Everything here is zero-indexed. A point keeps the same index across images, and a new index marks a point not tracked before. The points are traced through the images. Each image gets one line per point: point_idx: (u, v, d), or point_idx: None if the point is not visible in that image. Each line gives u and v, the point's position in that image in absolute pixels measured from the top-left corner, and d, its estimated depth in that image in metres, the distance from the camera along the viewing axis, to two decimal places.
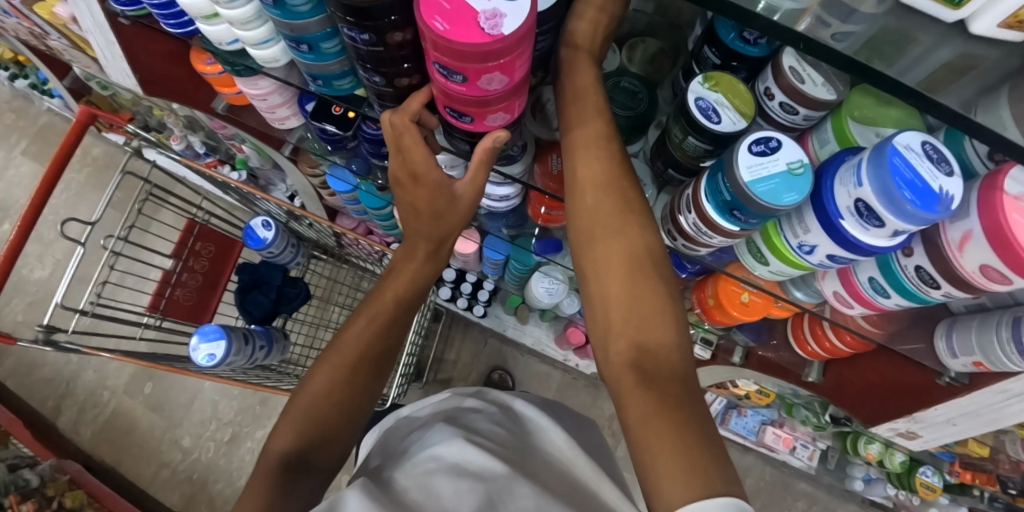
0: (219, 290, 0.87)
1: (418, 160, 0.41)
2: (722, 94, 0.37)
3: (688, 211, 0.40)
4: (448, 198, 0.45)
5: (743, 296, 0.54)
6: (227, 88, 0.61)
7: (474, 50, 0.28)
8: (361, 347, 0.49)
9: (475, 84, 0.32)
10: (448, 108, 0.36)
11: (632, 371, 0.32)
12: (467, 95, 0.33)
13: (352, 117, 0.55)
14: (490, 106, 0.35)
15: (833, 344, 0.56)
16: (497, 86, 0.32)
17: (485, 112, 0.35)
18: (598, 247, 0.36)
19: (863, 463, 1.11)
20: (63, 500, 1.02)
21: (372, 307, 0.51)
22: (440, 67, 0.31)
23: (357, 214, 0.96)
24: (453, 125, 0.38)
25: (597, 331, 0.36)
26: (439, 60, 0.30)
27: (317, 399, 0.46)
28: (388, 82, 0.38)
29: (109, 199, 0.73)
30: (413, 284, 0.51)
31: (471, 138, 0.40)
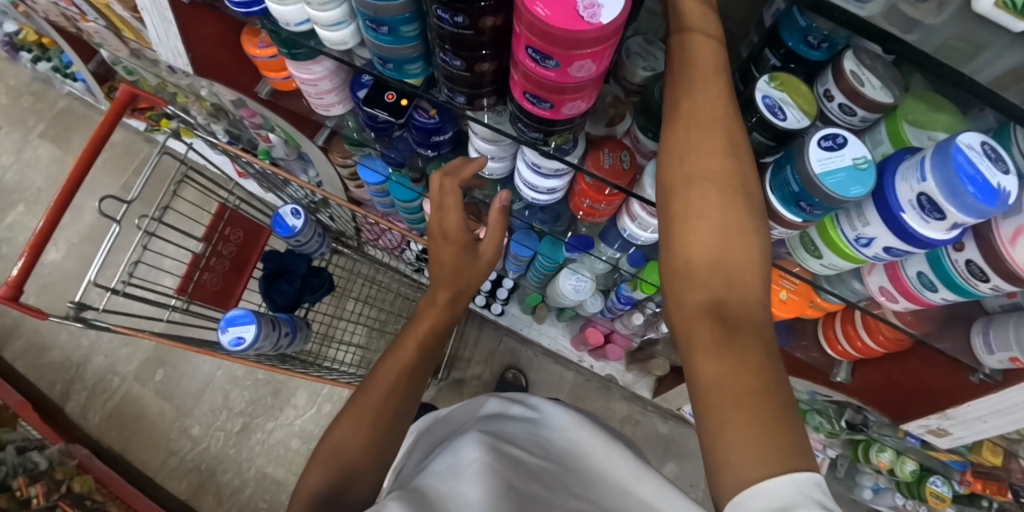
0: (245, 275, 0.89)
1: (452, 221, 0.54)
2: (787, 93, 0.37)
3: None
4: (473, 257, 0.57)
5: (781, 294, 0.55)
6: (275, 73, 0.62)
7: (571, 37, 0.29)
8: (383, 396, 0.50)
9: (563, 70, 0.32)
10: (529, 94, 0.37)
11: (707, 327, 0.29)
12: (553, 81, 0.34)
13: (405, 104, 0.55)
14: (569, 93, 0.36)
15: (864, 343, 0.57)
16: (584, 73, 0.33)
17: (563, 99, 0.36)
18: (698, 187, 0.31)
19: (872, 471, 1.13)
20: (72, 484, 1.01)
21: (393, 355, 0.54)
22: (533, 51, 0.32)
23: (383, 206, 0.96)
24: (529, 110, 0.40)
25: (664, 286, 0.33)
26: (532, 43, 0.31)
27: (349, 443, 0.47)
28: (466, 67, 0.38)
29: (147, 179, 0.74)
30: (433, 330, 0.57)
31: (540, 124, 0.41)
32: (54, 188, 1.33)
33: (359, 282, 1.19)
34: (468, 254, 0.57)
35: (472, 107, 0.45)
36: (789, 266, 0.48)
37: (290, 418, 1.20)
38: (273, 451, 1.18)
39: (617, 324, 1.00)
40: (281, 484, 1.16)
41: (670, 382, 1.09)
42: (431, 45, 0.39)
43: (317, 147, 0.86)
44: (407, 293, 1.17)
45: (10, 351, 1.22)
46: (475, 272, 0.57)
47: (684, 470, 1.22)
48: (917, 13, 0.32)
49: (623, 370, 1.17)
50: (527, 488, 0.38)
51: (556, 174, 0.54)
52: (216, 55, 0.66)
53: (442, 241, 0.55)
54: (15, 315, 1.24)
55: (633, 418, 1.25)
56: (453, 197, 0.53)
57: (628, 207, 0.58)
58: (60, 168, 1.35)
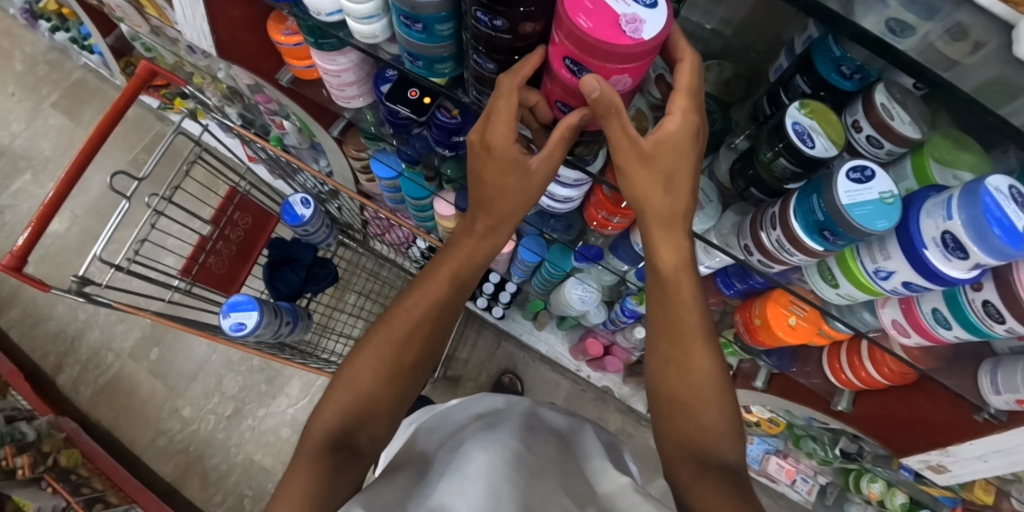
0: (252, 260, 0.88)
1: (500, 132, 0.38)
2: (816, 121, 0.38)
3: (772, 227, 0.40)
4: (522, 173, 0.42)
5: (791, 319, 0.56)
6: (298, 60, 0.62)
7: (613, 52, 0.29)
8: (414, 320, 0.49)
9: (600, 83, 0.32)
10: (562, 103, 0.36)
11: (689, 465, 0.39)
12: None
13: (428, 102, 0.55)
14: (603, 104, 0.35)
15: (869, 374, 0.59)
16: (622, 87, 0.32)
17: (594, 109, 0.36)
18: (674, 317, 0.42)
19: (861, 501, 1.13)
20: (58, 457, 1.00)
21: (425, 284, 0.50)
22: (571, 62, 0.31)
23: (393, 202, 0.97)
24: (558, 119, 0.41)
25: (664, 404, 0.43)
26: (571, 54, 0.30)
27: (364, 377, 0.46)
28: (498, 68, 0.38)
29: (159, 157, 0.72)
30: (469, 260, 0.51)
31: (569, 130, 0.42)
32: (62, 159, 1.33)
33: (362, 274, 1.21)
34: (517, 172, 0.42)
35: None
36: (801, 290, 0.48)
37: (282, 407, 1.19)
38: (262, 439, 1.17)
39: (619, 336, 1.00)
40: (269, 471, 1.16)
41: None
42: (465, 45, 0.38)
43: (332, 137, 0.87)
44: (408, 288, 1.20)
45: (6, 319, 1.22)
46: (522, 194, 0.45)
47: None
48: (953, 54, 0.32)
49: (620, 382, 1.17)
50: (527, 485, 0.37)
51: (575, 184, 0.54)
52: (241, 38, 0.66)
53: (485, 153, 0.41)
54: (14, 281, 1.23)
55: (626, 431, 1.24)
56: (506, 99, 0.36)
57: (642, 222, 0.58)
58: (70, 138, 1.34)
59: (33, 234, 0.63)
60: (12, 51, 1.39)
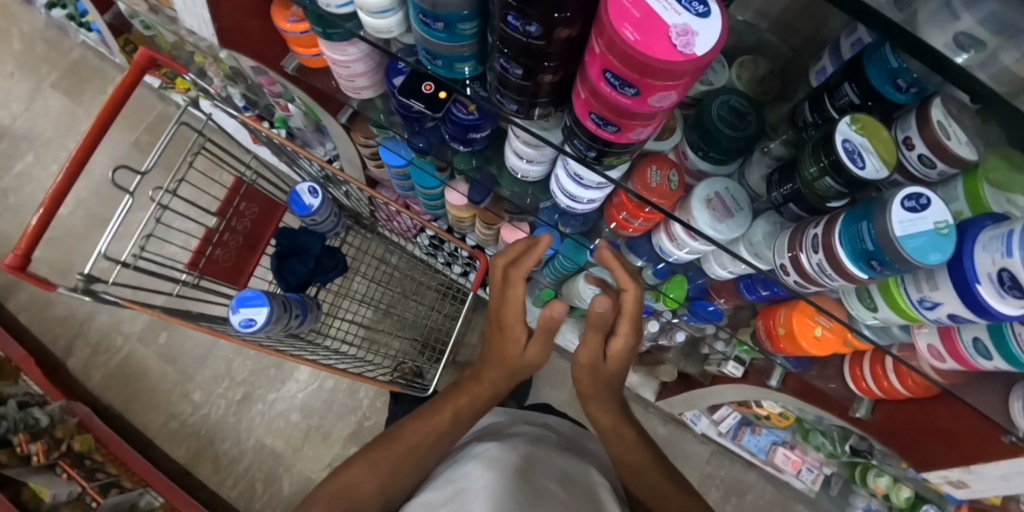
0: (260, 251, 0.85)
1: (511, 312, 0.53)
2: (868, 138, 0.35)
3: (812, 252, 0.38)
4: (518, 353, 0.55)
5: (816, 330, 0.54)
6: (305, 48, 0.59)
7: (665, 66, 0.25)
8: (412, 442, 0.56)
9: (644, 98, 0.29)
10: (596, 115, 0.32)
11: None
12: (630, 111, 0.30)
13: (443, 97, 0.52)
14: (645, 122, 0.32)
15: (891, 385, 0.58)
16: (667, 104, 0.29)
17: (635, 126, 0.32)
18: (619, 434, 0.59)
19: (865, 493, 1.13)
20: (72, 443, 1.01)
21: (428, 415, 0.58)
22: (612, 76, 0.28)
23: (402, 189, 0.95)
24: (590, 130, 0.35)
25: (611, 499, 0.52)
26: (614, 68, 0.27)
27: (360, 484, 0.53)
28: (528, 75, 0.34)
29: (161, 148, 0.70)
30: (472, 402, 0.59)
31: (598, 144, 0.36)
32: (64, 141, 1.30)
33: (368, 259, 1.20)
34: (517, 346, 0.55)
35: (523, 115, 0.41)
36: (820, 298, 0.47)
37: (291, 391, 1.20)
38: (272, 423, 1.18)
39: None
40: (280, 455, 1.17)
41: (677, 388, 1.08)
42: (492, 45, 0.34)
43: (339, 124, 0.83)
44: (416, 274, 1.19)
45: (14, 302, 1.21)
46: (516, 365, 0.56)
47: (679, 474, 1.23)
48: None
49: (629, 371, 1.17)
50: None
51: (597, 186, 0.51)
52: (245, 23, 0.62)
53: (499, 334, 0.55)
54: None
55: (632, 419, 1.24)
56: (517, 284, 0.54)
57: (667, 225, 0.56)
58: (71, 119, 1.31)
59: (34, 231, 0.61)
60: (8, 28, 1.34)
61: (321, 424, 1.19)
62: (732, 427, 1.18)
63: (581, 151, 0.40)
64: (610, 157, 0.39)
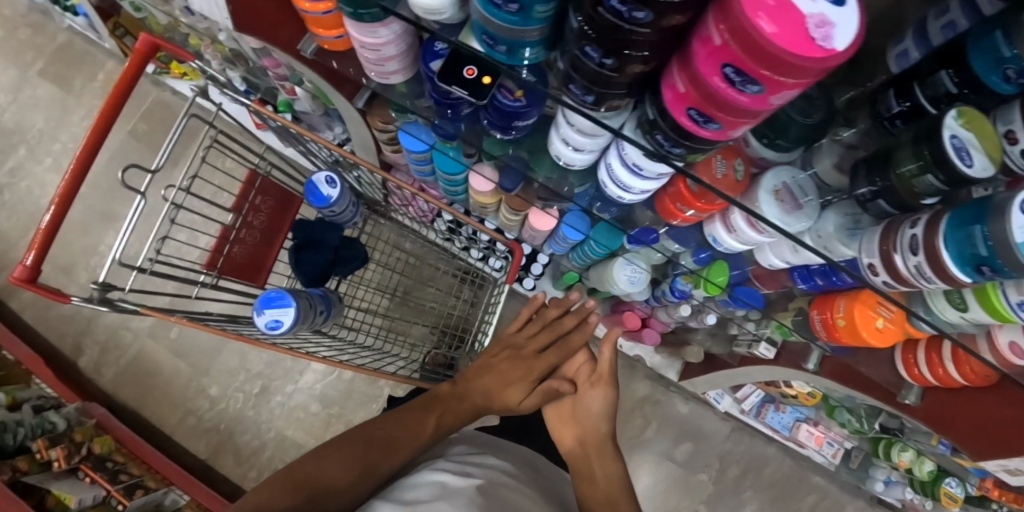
0: (277, 247, 0.81)
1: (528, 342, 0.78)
2: (974, 133, 0.34)
3: (910, 254, 0.37)
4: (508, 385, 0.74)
5: (878, 321, 0.53)
6: (327, 30, 0.54)
7: (804, 66, 0.22)
8: (383, 443, 0.58)
9: (766, 97, 0.26)
10: (695, 111, 0.30)
11: None
12: (744, 107, 0.27)
13: (488, 82, 0.47)
14: (758, 116, 0.29)
15: (947, 372, 0.56)
16: (789, 100, 0.26)
17: (743, 121, 0.29)
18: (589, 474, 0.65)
19: (886, 466, 1.13)
20: (92, 445, 0.99)
21: (400, 424, 0.62)
22: (732, 71, 0.25)
23: (421, 174, 0.91)
24: (686, 130, 0.32)
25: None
26: (737, 63, 0.25)
27: (322, 471, 0.52)
28: (618, 66, 0.30)
29: (170, 144, 0.65)
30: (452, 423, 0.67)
31: (689, 141, 0.34)
32: (56, 132, 1.24)
33: (382, 246, 1.15)
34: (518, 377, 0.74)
35: (601, 107, 0.37)
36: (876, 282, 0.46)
37: (310, 382, 1.19)
38: (292, 414, 1.17)
39: (658, 310, 0.96)
40: (301, 446, 1.16)
41: (702, 369, 1.07)
42: (573, 31, 0.30)
43: (355, 108, 0.78)
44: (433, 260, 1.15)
45: (18, 303, 1.17)
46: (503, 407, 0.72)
47: (700, 450, 1.23)
48: None
49: (653, 353, 1.15)
50: None
51: (657, 177, 0.47)
52: None
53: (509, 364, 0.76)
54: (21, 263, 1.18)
55: (654, 398, 1.23)
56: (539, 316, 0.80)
57: (725, 214, 0.52)
58: (62, 109, 1.24)
59: (45, 238, 0.58)
60: None
61: (342, 414, 1.18)
62: (754, 404, 1.16)
63: (662, 143, 0.37)
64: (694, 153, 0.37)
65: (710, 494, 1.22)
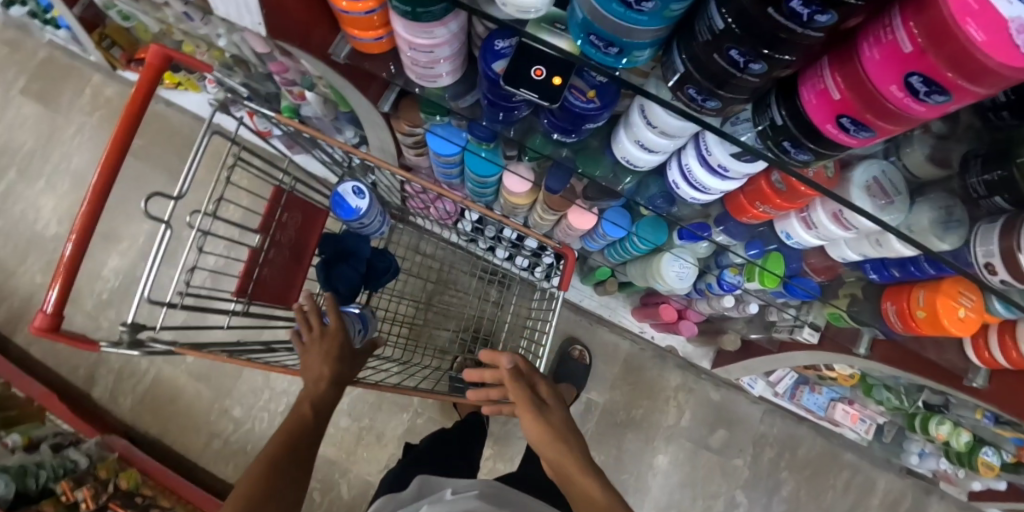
0: (306, 264, 0.76)
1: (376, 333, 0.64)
2: None
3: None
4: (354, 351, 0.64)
5: (960, 311, 0.51)
6: (368, 32, 0.50)
7: (1013, 80, 0.20)
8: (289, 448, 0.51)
9: (950, 105, 0.23)
10: (848, 119, 0.28)
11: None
12: (914, 116, 0.25)
13: (559, 84, 0.43)
14: (918, 123, 0.26)
15: (1021, 355, 0.55)
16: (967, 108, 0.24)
17: (900, 128, 0.27)
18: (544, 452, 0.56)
19: (920, 439, 1.14)
20: (119, 481, 0.95)
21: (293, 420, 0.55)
22: (918, 80, 0.23)
23: (445, 177, 0.86)
24: (824, 139, 0.30)
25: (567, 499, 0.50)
26: (928, 73, 0.22)
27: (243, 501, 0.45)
28: (763, 71, 0.28)
29: (192, 168, 0.60)
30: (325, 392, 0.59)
31: (825, 149, 0.31)
32: (46, 153, 1.16)
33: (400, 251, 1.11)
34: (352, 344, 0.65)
35: (718, 113, 0.34)
36: (985, 277, 0.43)
37: (336, 396, 1.15)
38: None
39: (696, 302, 0.93)
40: (333, 462, 1.13)
41: (737, 356, 1.05)
42: (709, 34, 0.27)
43: (379, 112, 0.73)
44: (454, 261, 1.10)
45: (21, 336, 1.11)
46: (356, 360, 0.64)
47: (734, 436, 1.22)
48: None
49: (685, 342, 1.13)
50: None
51: (743, 176, 0.44)
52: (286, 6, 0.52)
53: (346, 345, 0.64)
54: (22, 294, 1.12)
55: (686, 387, 1.22)
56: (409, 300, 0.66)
57: (805, 211, 0.50)
58: (50, 128, 1.17)
59: (69, 278, 0.53)
60: None
61: (372, 426, 1.15)
62: (788, 386, 1.15)
63: (780, 152, 0.34)
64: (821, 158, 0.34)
65: (747, 478, 1.22)
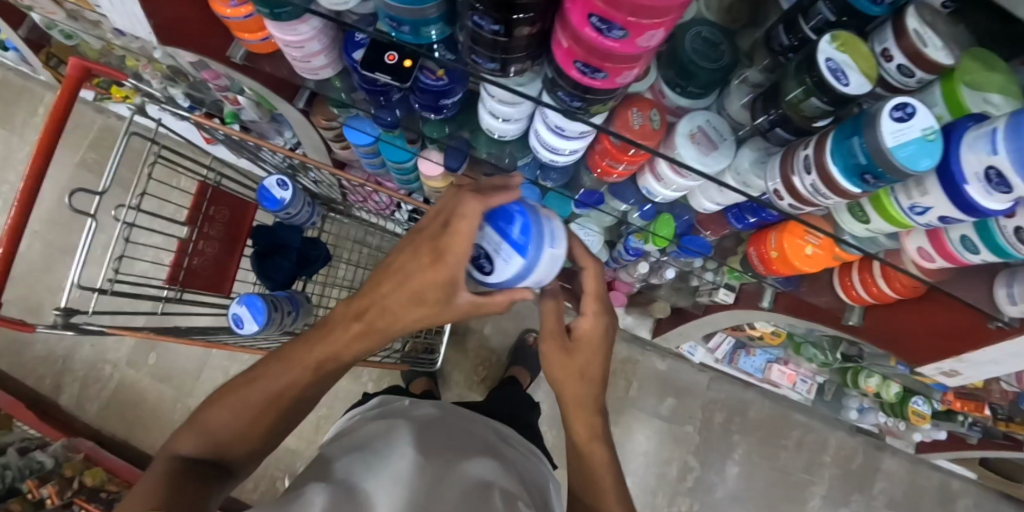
0: (237, 254, 0.81)
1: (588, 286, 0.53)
2: (848, 54, 0.35)
3: (806, 172, 0.39)
4: None
5: (807, 248, 0.55)
6: (250, 34, 0.55)
7: (646, 9, 0.24)
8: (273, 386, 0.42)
9: (633, 40, 0.27)
10: (580, 63, 0.31)
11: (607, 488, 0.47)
12: (617, 53, 0.29)
13: (409, 66, 0.48)
14: (632, 61, 0.30)
15: (881, 289, 0.60)
16: (654, 41, 0.27)
17: (622, 68, 0.31)
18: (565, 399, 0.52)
19: (858, 394, 1.19)
20: (83, 478, 0.99)
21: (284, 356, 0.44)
22: (597, 20, 0.26)
23: (373, 167, 0.92)
24: (575, 81, 0.34)
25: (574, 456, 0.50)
26: (600, 11, 0.25)
27: (221, 424, 0.41)
28: (506, 32, 0.32)
29: (115, 165, 0.66)
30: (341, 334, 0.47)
31: (582, 92, 0.35)
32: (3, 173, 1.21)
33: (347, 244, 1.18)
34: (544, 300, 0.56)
35: (502, 73, 0.39)
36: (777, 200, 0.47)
37: None
38: None
39: (620, 272, 0.98)
40: (295, 452, 1.17)
41: (672, 323, 1.11)
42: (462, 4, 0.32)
43: (297, 109, 0.78)
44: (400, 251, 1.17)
45: None
46: None
47: (684, 403, 1.27)
48: None
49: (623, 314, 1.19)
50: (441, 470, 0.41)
51: (581, 137, 0.49)
52: (181, 18, 0.58)
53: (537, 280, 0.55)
54: None
55: (633, 359, 1.27)
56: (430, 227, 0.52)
57: (652, 165, 0.55)
58: (7, 149, 1.22)
59: None
60: None
61: (331, 414, 1.20)
62: (727, 351, 1.21)
63: (565, 99, 0.38)
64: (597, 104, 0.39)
65: (698, 443, 1.28)
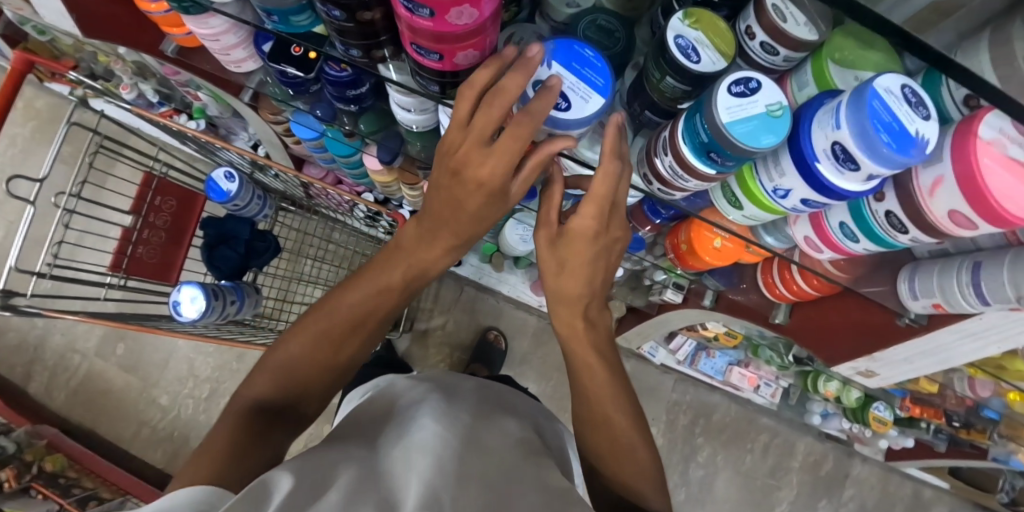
0: (185, 244, 0.82)
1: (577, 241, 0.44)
2: (702, 31, 0.35)
3: (664, 152, 0.40)
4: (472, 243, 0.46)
5: (715, 242, 0.56)
6: (175, 28, 0.56)
7: None
8: (350, 312, 0.43)
9: (443, 19, 0.28)
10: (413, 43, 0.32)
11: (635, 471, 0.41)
12: (437, 32, 0.29)
13: (314, 57, 0.50)
14: (460, 42, 0.31)
15: (799, 287, 0.60)
16: (467, 20, 0.28)
17: (454, 48, 0.32)
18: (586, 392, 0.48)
19: (821, 399, 1.18)
20: (43, 464, 1.01)
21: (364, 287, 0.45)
22: None
23: (325, 162, 0.93)
24: (419, 62, 0.35)
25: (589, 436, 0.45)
26: None
27: (296, 362, 0.42)
28: (349, 16, 0.33)
29: (55, 153, 0.68)
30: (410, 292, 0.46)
31: (438, 76, 0.37)
32: None
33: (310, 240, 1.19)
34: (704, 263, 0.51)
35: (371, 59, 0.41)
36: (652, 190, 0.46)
37: None
38: None
39: None
40: None
41: (630, 324, 1.10)
42: None
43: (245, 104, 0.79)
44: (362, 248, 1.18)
45: None
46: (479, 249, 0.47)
47: (646, 404, 1.27)
48: None
49: None
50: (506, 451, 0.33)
51: None
52: (109, 11, 0.60)
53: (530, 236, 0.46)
54: None
55: None
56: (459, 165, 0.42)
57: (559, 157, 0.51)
58: None
59: None
60: None
61: None
62: (689, 353, 1.20)
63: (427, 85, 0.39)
64: (457, 88, 0.39)
65: (661, 445, 1.27)
